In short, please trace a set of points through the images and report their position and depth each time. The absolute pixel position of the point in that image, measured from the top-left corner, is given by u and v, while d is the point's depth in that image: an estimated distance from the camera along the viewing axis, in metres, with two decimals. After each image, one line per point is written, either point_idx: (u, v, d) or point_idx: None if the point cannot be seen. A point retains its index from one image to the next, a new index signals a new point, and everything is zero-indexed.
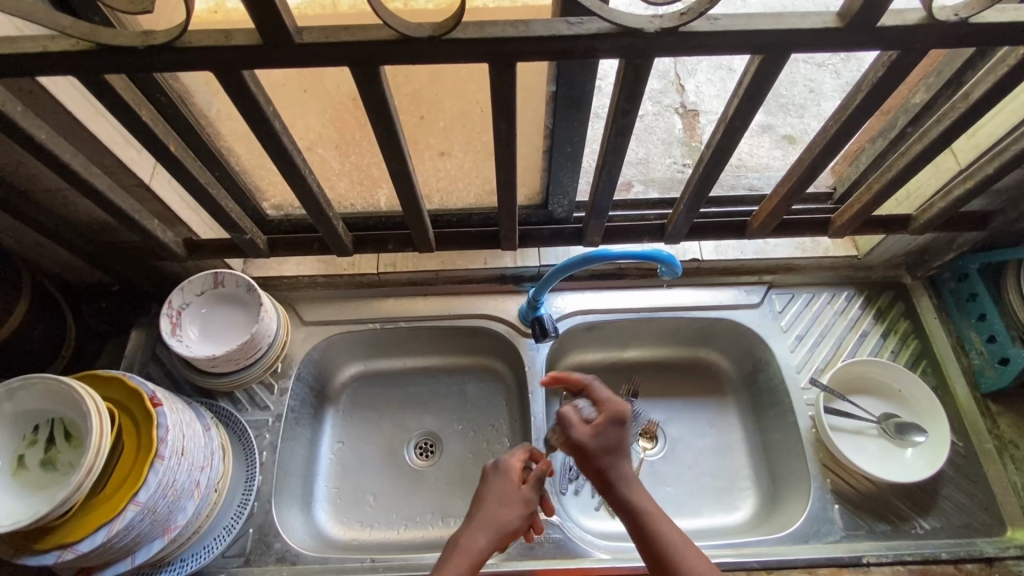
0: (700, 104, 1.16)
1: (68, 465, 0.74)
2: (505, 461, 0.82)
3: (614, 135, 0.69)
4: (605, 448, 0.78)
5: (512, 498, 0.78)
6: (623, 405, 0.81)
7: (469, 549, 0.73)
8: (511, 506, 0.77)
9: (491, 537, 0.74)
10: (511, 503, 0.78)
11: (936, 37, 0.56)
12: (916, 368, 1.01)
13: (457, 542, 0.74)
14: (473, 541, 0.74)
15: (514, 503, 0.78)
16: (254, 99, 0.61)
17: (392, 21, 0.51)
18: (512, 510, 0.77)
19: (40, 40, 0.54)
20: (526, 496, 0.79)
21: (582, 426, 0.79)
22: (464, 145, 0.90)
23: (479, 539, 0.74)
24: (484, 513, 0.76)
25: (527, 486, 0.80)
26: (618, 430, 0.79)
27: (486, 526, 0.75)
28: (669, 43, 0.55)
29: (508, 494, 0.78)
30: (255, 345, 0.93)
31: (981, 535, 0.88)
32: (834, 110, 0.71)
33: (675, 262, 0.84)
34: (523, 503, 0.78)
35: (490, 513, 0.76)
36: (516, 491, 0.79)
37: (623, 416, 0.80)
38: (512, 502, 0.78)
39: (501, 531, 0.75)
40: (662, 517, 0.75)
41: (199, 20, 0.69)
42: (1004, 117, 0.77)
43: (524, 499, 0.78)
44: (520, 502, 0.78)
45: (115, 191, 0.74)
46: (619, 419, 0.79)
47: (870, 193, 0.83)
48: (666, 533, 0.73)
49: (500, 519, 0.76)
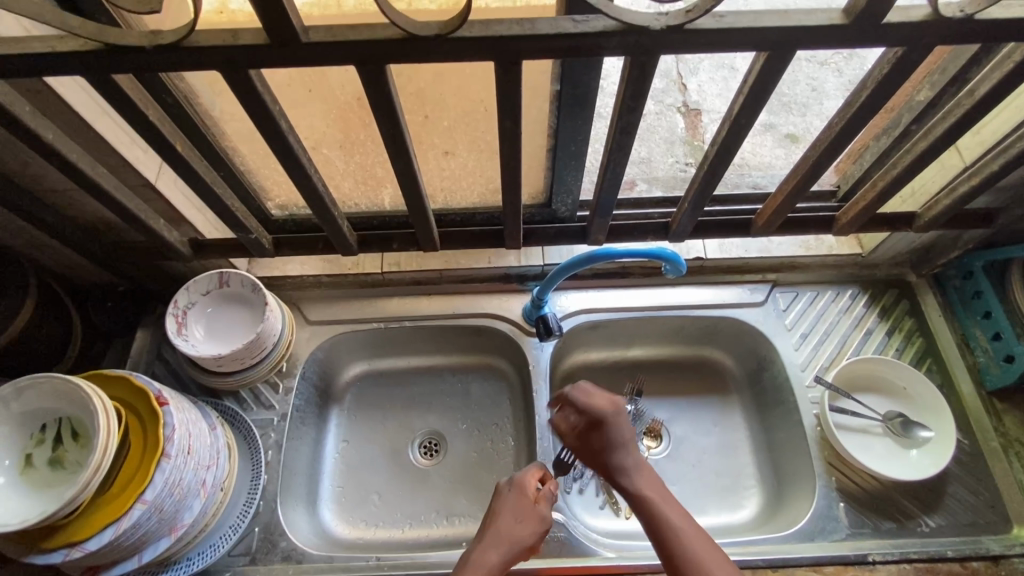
0: (703, 103, 1.16)
1: (76, 463, 0.74)
2: (518, 477, 0.82)
3: (618, 133, 0.69)
4: (595, 450, 0.81)
5: (528, 514, 0.78)
6: (601, 406, 0.81)
7: (484, 562, 0.73)
8: (527, 522, 0.78)
9: (505, 551, 0.75)
10: (526, 520, 0.78)
11: (942, 33, 0.56)
12: (922, 366, 1.01)
13: (473, 556, 0.74)
14: (488, 555, 0.74)
15: (529, 519, 0.78)
16: (260, 98, 0.61)
17: (399, 20, 0.51)
18: (527, 527, 0.78)
19: (49, 40, 0.54)
20: (541, 512, 0.79)
21: (574, 432, 0.84)
22: (468, 145, 0.91)
23: (495, 553, 0.74)
24: (500, 528, 0.77)
25: (542, 503, 0.80)
26: (603, 432, 0.81)
27: (500, 541, 0.75)
28: (674, 40, 0.55)
29: (524, 511, 0.79)
30: (261, 345, 0.94)
31: (987, 533, 0.88)
32: (839, 108, 0.71)
33: (680, 261, 0.84)
34: (538, 520, 0.79)
35: (506, 529, 0.77)
36: (531, 507, 0.79)
37: (601, 417, 0.81)
38: (527, 519, 0.78)
39: (516, 548, 0.76)
40: (663, 506, 0.75)
41: (205, 20, 0.69)
42: (1009, 115, 0.77)
43: (539, 516, 0.79)
44: (535, 519, 0.79)
45: (121, 191, 0.74)
46: (601, 421, 0.81)
47: (874, 191, 0.83)
48: (664, 523, 0.73)
49: (515, 534, 0.76)
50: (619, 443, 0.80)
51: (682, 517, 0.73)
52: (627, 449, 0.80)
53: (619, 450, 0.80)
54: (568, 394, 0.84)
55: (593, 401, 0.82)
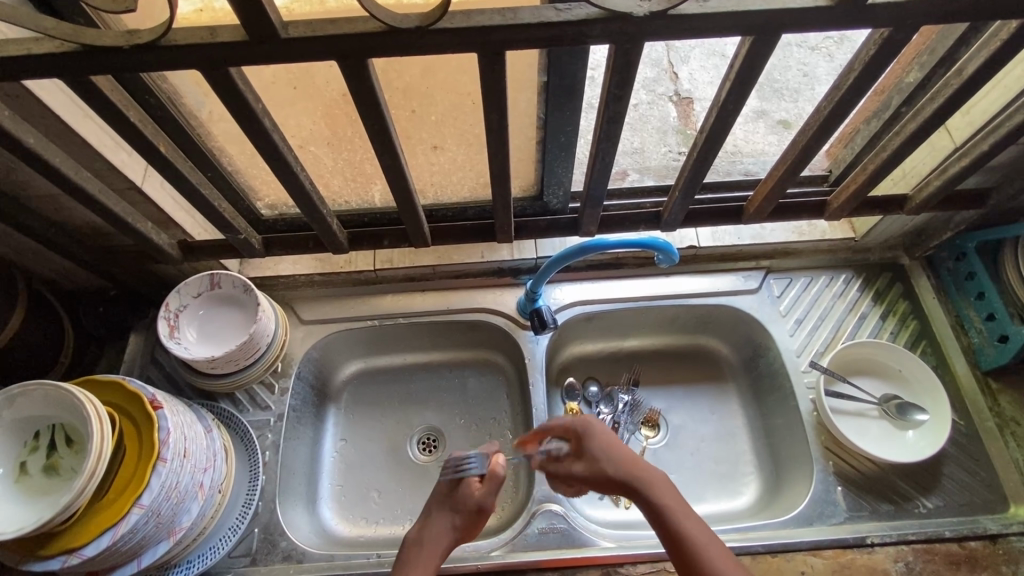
0: (694, 92, 1.17)
1: (70, 470, 0.74)
2: (460, 464, 0.78)
3: (606, 122, 0.69)
4: (593, 463, 0.76)
5: (469, 503, 0.76)
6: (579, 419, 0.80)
7: (428, 552, 0.74)
8: (466, 510, 0.76)
9: (448, 540, 0.75)
10: (467, 508, 0.76)
11: (927, 13, 0.55)
12: (916, 348, 1.01)
13: (419, 544, 0.75)
14: (432, 545, 0.74)
15: (470, 508, 0.76)
16: (242, 96, 0.60)
17: (377, 12, 0.50)
18: (468, 515, 0.76)
19: (24, 43, 0.53)
20: (480, 499, 0.76)
21: (566, 459, 0.80)
22: (456, 139, 0.90)
23: (441, 539, 0.75)
24: (440, 517, 0.76)
25: (483, 491, 0.77)
26: (591, 442, 0.77)
27: (444, 529, 0.75)
28: (659, 26, 0.55)
29: (463, 501, 0.76)
30: (254, 346, 0.93)
31: (983, 512, 0.88)
32: (827, 91, 0.70)
33: (672, 249, 0.84)
34: (478, 506, 0.76)
35: (445, 515, 0.76)
36: (470, 496, 0.76)
37: (586, 432, 0.78)
38: (467, 508, 0.76)
39: (459, 532, 0.76)
40: (676, 511, 0.70)
41: (185, 19, 0.68)
42: (999, 92, 0.76)
43: (480, 503, 0.76)
44: (475, 507, 0.76)
45: (106, 194, 0.74)
46: (587, 432, 0.79)
47: (865, 173, 0.82)
48: (687, 539, 0.68)
49: (457, 522, 0.76)
50: (607, 451, 0.76)
51: (697, 526, 0.69)
52: (618, 458, 0.75)
53: (611, 463, 0.75)
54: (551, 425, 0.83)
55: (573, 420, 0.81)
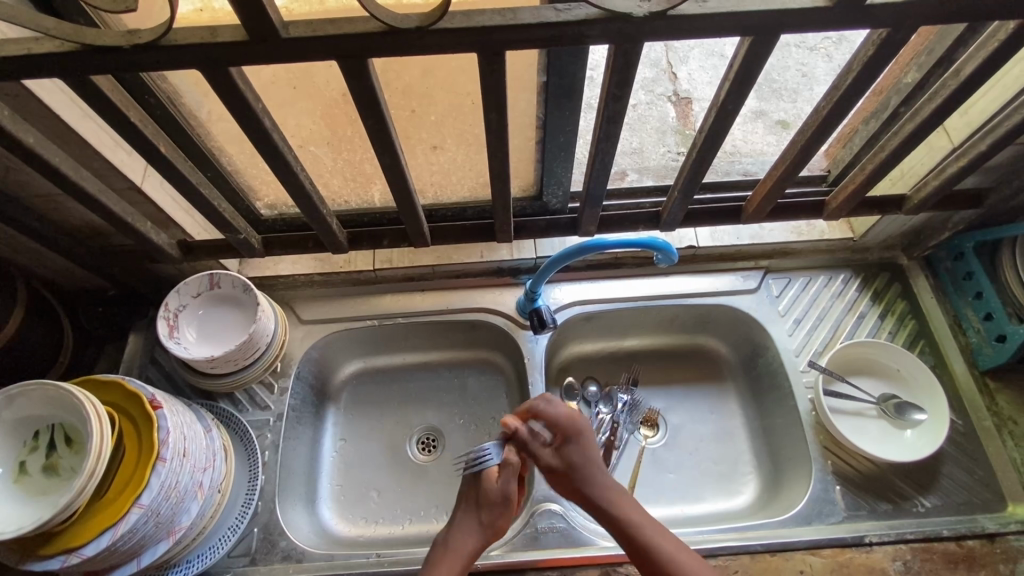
0: (693, 92, 1.17)
1: (70, 470, 0.74)
2: (479, 465, 0.86)
3: (605, 122, 0.69)
4: (575, 465, 0.85)
5: (490, 498, 0.83)
6: (571, 417, 0.88)
7: (459, 551, 0.79)
8: (490, 505, 0.83)
9: (477, 538, 0.81)
10: (490, 503, 0.83)
11: (925, 13, 0.56)
12: (914, 348, 1.01)
13: (450, 545, 0.80)
14: (462, 544, 0.80)
15: (494, 503, 0.83)
16: (243, 96, 0.60)
17: (377, 12, 0.50)
18: (493, 510, 0.83)
19: (24, 42, 0.53)
20: (501, 491, 0.83)
21: (545, 448, 0.87)
22: (456, 139, 0.90)
23: (469, 537, 0.81)
24: (467, 516, 0.83)
25: (502, 482, 0.84)
26: (578, 446, 0.86)
27: (471, 528, 0.82)
28: (659, 27, 0.55)
29: (485, 497, 0.83)
30: (254, 345, 0.93)
31: (981, 511, 0.88)
32: (826, 91, 0.70)
33: (671, 249, 0.84)
34: (500, 498, 0.83)
35: (473, 513, 0.83)
36: (491, 491, 0.83)
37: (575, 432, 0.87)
38: (491, 503, 0.83)
39: (487, 529, 0.82)
40: (637, 518, 0.81)
41: (184, 19, 0.68)
42: (999, 91, 0.76)
43: (501, 495, 0.83)
44: (498, 500, 0.83)
45: (106, 194, 0.74)
46: (576, 435, 0.87)
47: (863, 173, 0.83)
48: (649, 544, 0.78)
49: (483, 519, 0.82)
50: (588, 458, 0.86)
51: (658, 532, 0.80)
52: (595, 466, 0.86)
53: (589, 469, 0.85)
54: (539, 407, 0.87)
55: (565, 414, 0.88)
